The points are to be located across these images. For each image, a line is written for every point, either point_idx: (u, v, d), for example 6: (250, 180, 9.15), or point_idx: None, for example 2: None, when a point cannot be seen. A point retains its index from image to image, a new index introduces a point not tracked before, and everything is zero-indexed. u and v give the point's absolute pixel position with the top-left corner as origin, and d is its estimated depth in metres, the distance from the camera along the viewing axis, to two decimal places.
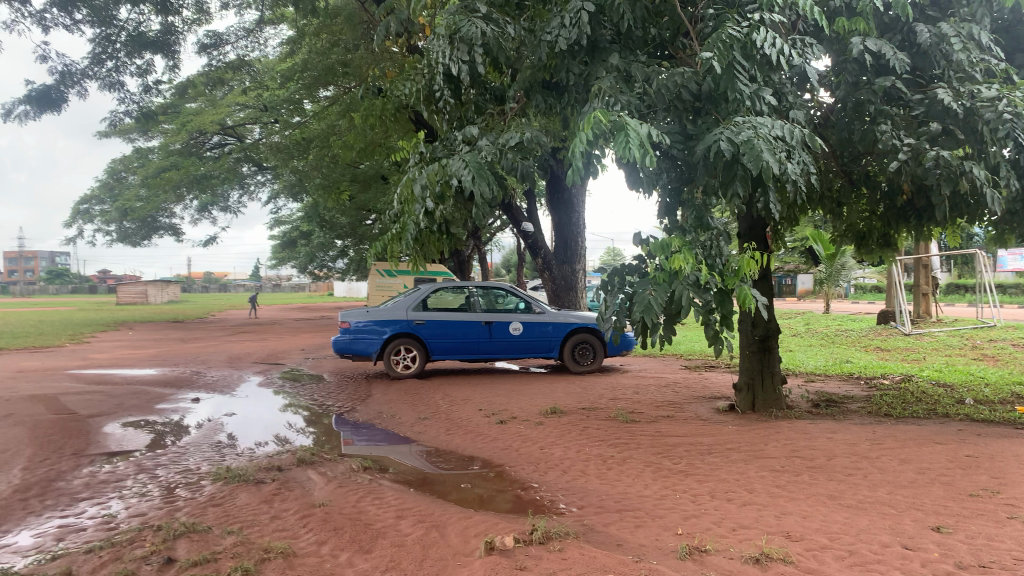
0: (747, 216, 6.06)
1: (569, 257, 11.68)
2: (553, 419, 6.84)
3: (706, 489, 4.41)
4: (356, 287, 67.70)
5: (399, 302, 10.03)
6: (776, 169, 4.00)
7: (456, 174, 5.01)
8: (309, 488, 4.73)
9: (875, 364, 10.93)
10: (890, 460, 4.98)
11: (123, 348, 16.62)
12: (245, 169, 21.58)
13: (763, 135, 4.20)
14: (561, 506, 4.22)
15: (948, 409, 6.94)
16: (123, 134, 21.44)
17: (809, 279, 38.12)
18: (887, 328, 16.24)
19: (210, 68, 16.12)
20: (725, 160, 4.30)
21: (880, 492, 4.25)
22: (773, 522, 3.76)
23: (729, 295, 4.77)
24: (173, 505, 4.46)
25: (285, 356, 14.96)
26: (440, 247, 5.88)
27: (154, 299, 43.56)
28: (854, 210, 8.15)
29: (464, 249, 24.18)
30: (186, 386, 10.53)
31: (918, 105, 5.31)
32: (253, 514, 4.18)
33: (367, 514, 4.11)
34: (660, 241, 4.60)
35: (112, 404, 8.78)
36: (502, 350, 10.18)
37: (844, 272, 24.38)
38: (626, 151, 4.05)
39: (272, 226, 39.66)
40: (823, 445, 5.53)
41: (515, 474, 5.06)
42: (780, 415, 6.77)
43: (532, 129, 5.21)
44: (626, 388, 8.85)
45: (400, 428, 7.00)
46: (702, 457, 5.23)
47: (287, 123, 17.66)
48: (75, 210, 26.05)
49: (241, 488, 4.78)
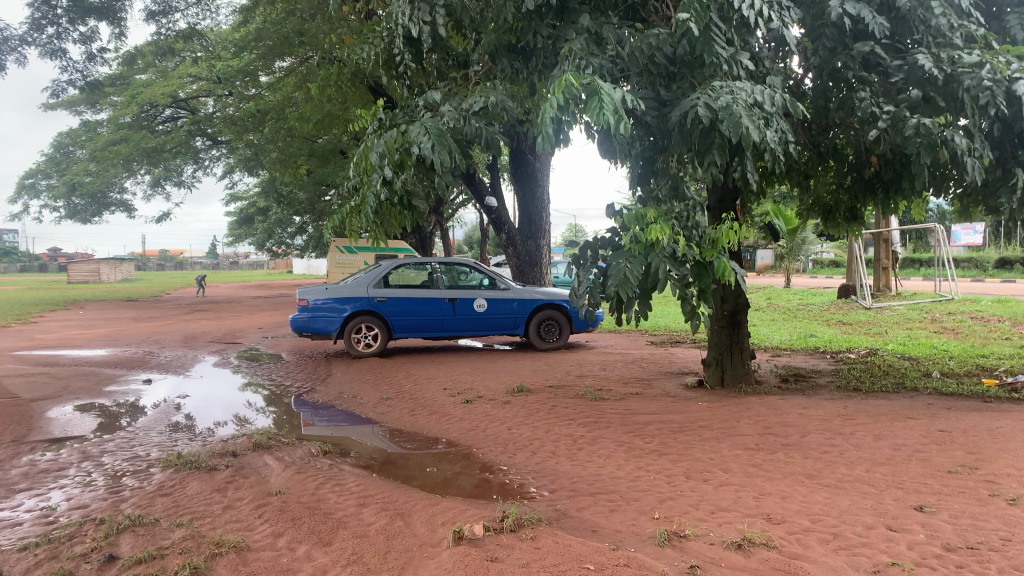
0: (717, 188, 5.94)
1: (533, 232, 11.50)
2: (519, 398, 6.66)
3: (681, 470, 4.26)
4: (316, 264, 66.93)
5: (360, 278, 9.72)
6: (756, 137, 3.82)
7: (415, 141, 4.75)
8: (265, 475, 4.49)
9: (839, 338, 10.97)
10: (865, 436, 4.89)
11: (73, 328, 16.05)
12: (199, 142, 20.99)
13: (742, 101, 4.00)
14: (531, 490, 4.03)
15: (916, 382, 6.91)
16: (70, 106, 20.63)
17: (769, 253, 38.58)
18: (848, 302, 16.37)
19: (159, 38, 15.57)
20: (701, 127, 4.11)
21: (858, 470, 4.14)
22: (752, 504, 3.63)
23: (707, 268, 4.63)
24: (118, 495, 4.19)
25: (243, 334, 14.59)
26: (402, 221, 5.62)
27: (108, 278, 42.53)
28: (822, 183, 8.05)
29: (426, 226, 23.94)
30: (139, 367, 10.15)
31: (896, 72, 5.21)
32: (205, 504, 3.92)
33: (326, 502, 3.88)
34: (636, 212, 4.46)
35: (58, 387, 8.39)
36: (465, 327, 9.97)
37: (803, 247, 24.57)
38: (599, 117, 3.83)
39: (228, 202, 38.84)
40: (795, 421, 5.43)
41: (482, 456, 4.87)
42: (749, 390, 6.68)
43: (498, 93, 4.94)
44: (592, 364, 8.71)
45: (362, 408, 6.75)
46: (674, 436, 5.09)
47: (242, 95, 17.13)
48: (20, 185, 25.09)
49: (193, 475, 4.51)
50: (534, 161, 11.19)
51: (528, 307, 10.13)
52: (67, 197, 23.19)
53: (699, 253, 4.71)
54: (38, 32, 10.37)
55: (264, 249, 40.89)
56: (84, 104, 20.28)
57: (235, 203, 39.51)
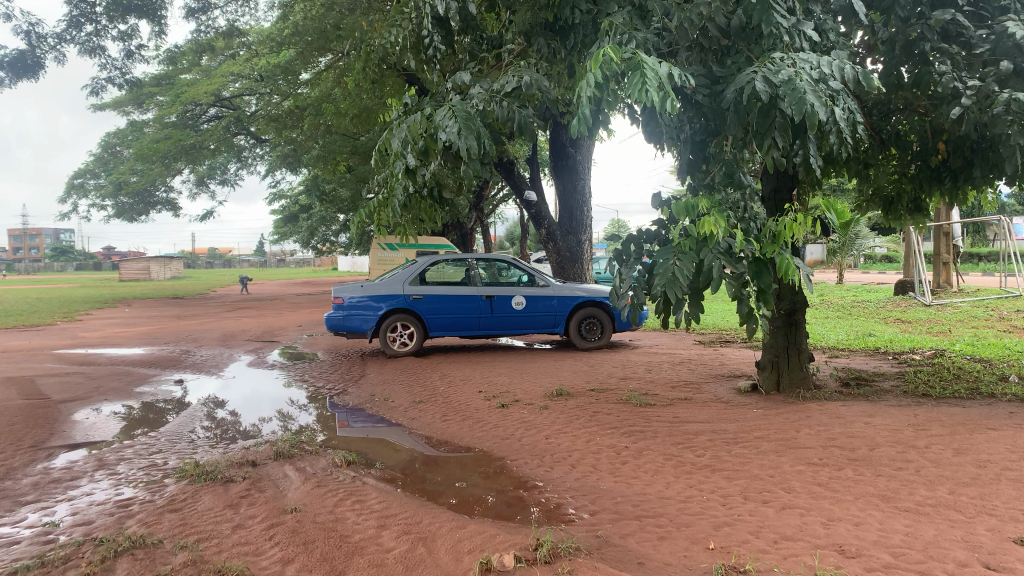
0: (773, 176, 5.52)
1: (574, 228, 11.10)
2: (559, 403, 6.26)
3: (736, 489, 3.83)
4: (360, 262, 67.38)
5: (397, 276, 9.42)
6: (823, 114, 3.37)
7: (441, 126, 4.39)
8: (283, 489, 4.17)
9: (901, 337, 10.34)
10: (942, 451, 4.39)
11: (115, 326, 16.05)
12: (241, 140, 21.02)
13: (808, 74, 3.54)
14: (570, 511, 3.64)
15: (992, 387, 6.32)
16: (117, 106, 20.77)
17: (819, 249, 37.51)
18: (906, 299, 15.59)
19: (200, 35, 15.56)
20: (760, 106, 3.65)
21: (940, 492, 3.66)
22: (821, 533, 3.19)
23: (767, 266, 4.17)
24: (126, 510, 3.89)
25: (282, 332, 14.43)
26: (433, 214, 5.27)
27: (157, 276, 43.11)
28: (883, 172, 7.46)
29: (467, 223, 23.69)
30: (173, 367, 9.96)
31: (981, 42, 4.71)
32: (214, 523, 3.61)
33: (344, 523, 3.53)
34: (685, 202, 3.95)
35: (89, 388, 8.20)
36: (504, 325, 9.60)
37: (856, 241, 23.70)
38: (642, 94, 3.40)
39: (273, 200, 39.09)
40: (862, 432, 4.94)
41: (517, 468, 4.49)
42: (809, 396, 6.19)
43: (531, 72, 4.53)
44: (636, 366, 8.27)
45: (394, 412, 6.42)
46: (728, 449, 4.64)
47: (283, 93, 17.02)
48: (69, 184, 25.40)
49: (207, 488, 4.20)
50: (574, 154, 10.79)
51: (568, 305, 9.71)
52: (114, 196, 23.42)
53: (758, 249, 4.25)
54: (76, 30, 10.27)
55: (308, 247, 41.06)
56: (130, 103, 20.39)
57: (278, 201, 39.75)
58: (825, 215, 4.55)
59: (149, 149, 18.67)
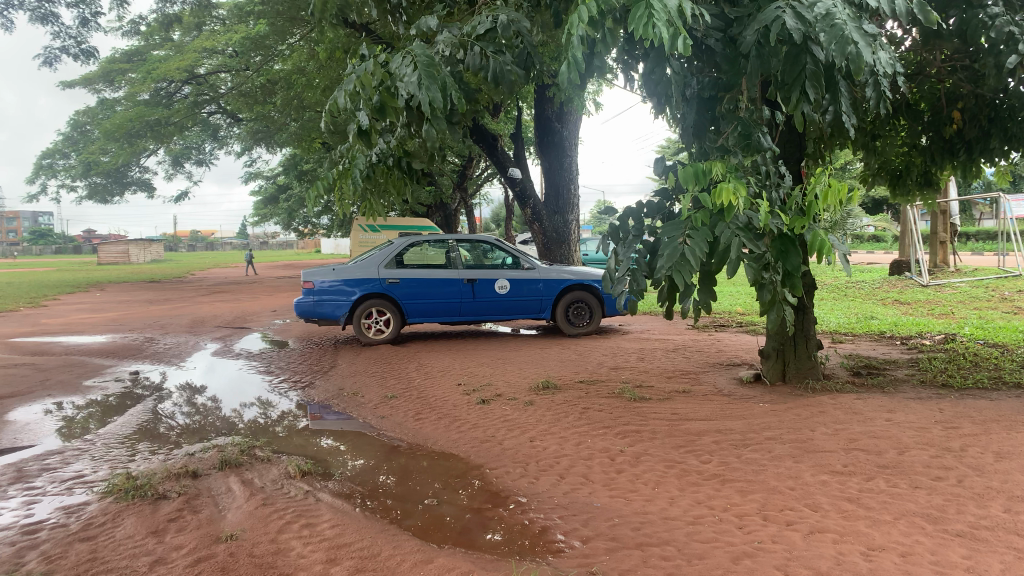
0: (787, 139, 5.02)
1: (560, 206, 10.49)
2: (544, 397, 5.67)
3: (753, 507, 3.25)
4: (343, 245, 66.54)
5: (371, 258, 8.78)
6: (869, 58, 2.79)
7: (398, 78, 3.76)
8: (221, 508, 3.56)
9: (904, 320, 9.82)
10: (983, 455, 3.83)
11: (81, 312, 15.25)
12: (215, 117, 20.16)
13: (849, 9, 2.96)
14: (558, 537, 3.06)
15: (1017, 375, 5.80)
16: (86, 83, 19.82)
17: None
18: (901, 279, 15.07)
19: (166, 8, 14.70)
20: (789, 50, 3.09)
21: (994, 510, 3.10)
22: (863, 567, 2.62)
23: (794, 244, 3.61)
24: (31, 538, 3.26)
25: (254, 318, 13.74)
26: (399, 186, 4.70)
27: (136, 259, 41.95)
28: (891, 143, 6.87)
29: (450, 204, 23.02)
30: (132, 357, 9.27)
31: None
32: (129, 557, 3.00)
33: (286, 556, 2.93)
34: (695, 167, 3.36)
35: (36, 381, 7.52)
36: (487, 311, 9.00)
37: (846, 221, 23.20)
38: (648, 29, 2.80)
39: (253, 180, 38.11)
40: (886, 431, 4.37)
41: (495, 480, 3.89)
42: (818, 386, 5.63)
43: (509, 12, 3.91)
44: (628, 354, 7.67)
45: (362, 409, 5.80)
46: (737, 453, 4.06)
47: (254, 68, 16.20)
48: (38, 165, 24.39)
49: (132, 508, 3.58)
50: (563, 128, 10.24)
51: (555, 289, 9.12)
52: (85, 176, 22.50)
53: (785, 225, 3.68)
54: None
55: (290, 229, 40.17)
56: (101, 80, 19.48)
57: (257, 182, 38.74)
58: (834, 197, 3.39)
59: (116, 126, 17.78)
